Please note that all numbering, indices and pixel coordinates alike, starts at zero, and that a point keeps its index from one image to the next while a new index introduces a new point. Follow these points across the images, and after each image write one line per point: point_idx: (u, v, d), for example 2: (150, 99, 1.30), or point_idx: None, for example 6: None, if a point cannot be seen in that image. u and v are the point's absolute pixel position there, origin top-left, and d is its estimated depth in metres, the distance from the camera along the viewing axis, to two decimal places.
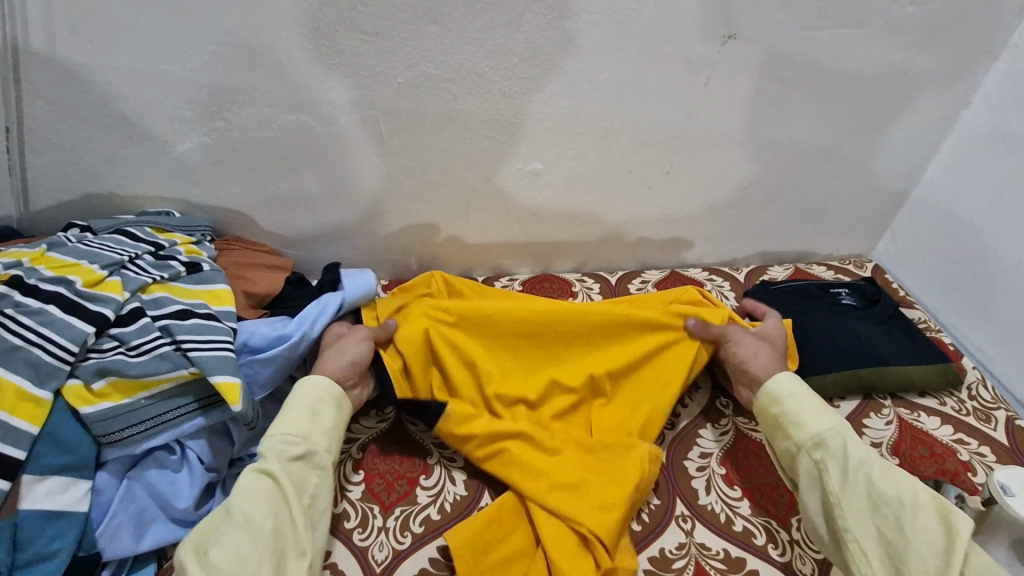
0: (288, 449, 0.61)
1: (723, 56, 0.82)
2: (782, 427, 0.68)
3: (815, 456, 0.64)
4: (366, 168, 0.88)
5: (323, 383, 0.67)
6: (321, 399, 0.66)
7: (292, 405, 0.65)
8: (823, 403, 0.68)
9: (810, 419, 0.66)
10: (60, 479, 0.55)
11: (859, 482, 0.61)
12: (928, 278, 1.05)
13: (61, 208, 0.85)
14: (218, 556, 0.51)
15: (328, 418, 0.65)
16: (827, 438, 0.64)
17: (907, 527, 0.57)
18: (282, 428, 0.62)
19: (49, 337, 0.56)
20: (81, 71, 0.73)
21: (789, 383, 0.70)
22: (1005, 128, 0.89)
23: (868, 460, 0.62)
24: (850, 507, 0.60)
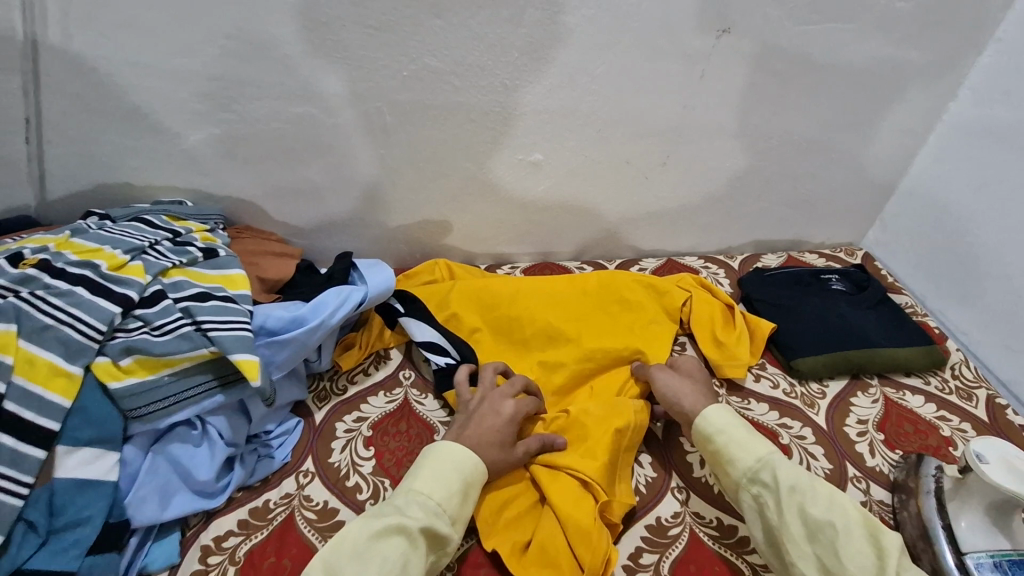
0: (434, 521, 0.58)
1: (717, 49, 0.85)
2: (719, 463, 0.68)
3: (753, 492, 0.64)
4: (372, 159, 0.91)
5: (480, 468, 0.65)
6: (472, 483, 0.64)
7: (446, 474, 0.62)
8: (754, 431, 0.69)
9: (742, 452, 0.66)
10: (91, 450, 0.58)
11: (793, 514, 0.61)
12: (916, 265, 1.08)
13: (77, 198, 0.88)
14: None
15: (469, 505, 0.63)
16: (758, 471, 0.64)
17: (844, 556, 0.57)
18: (433, 496, 0.60)
19: (78, 316, 0.59)
20: (97, 64, 0.75)
21: (719, 412, 0.70)
22: (989, 119, 0.93)
23: (801, 488, 0.62)
24: (790, 539, 0.60)
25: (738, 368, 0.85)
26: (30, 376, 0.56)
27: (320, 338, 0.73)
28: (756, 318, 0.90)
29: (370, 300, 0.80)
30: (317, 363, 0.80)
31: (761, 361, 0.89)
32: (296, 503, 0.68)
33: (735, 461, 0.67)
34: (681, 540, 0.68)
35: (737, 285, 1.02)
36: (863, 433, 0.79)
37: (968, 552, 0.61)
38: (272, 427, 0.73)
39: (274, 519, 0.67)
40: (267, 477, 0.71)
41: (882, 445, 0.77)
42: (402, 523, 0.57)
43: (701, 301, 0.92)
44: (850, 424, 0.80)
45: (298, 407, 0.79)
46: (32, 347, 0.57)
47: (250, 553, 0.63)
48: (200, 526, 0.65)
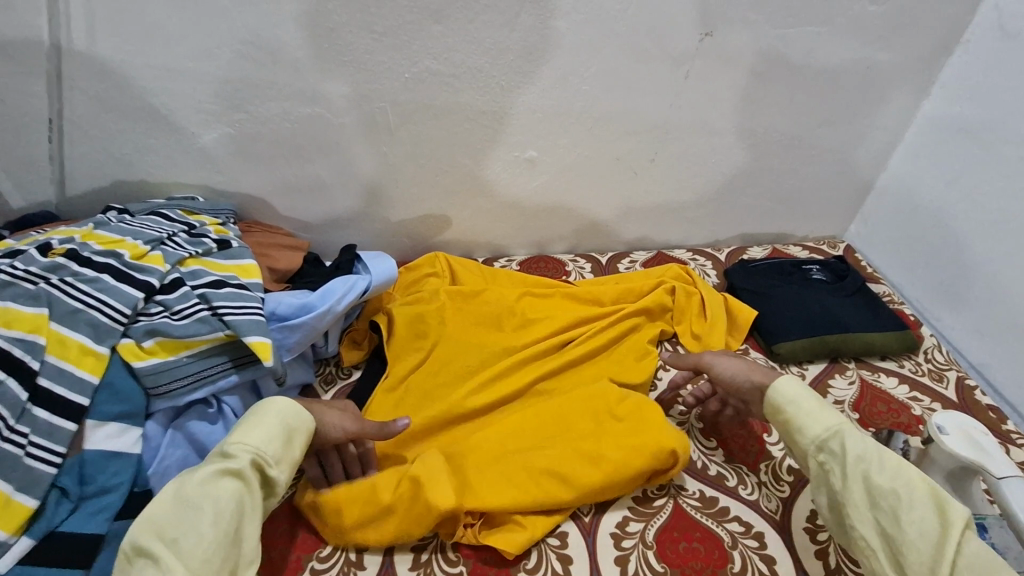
0: (260, 462, 0.58)
1: (701, 51, 0.90)
2: (787, 430, 0.68)
3: (819, 459, 0.64)
4: (375, 157, 0.96)
5: (301, 412, 0.64)
6: (297, 418, 0.64)
7: (262, 419, 0.61)
8: (825, 401, 0.67)
9: (812, 421, 0.65)
10: (117, 425, 0.63)
11: (859, 482, 0.60)
12: (894, 256, 1.13)
13: (96, 195, 0.92)
14: (189, 550, 0.51)
15: (296, 447, 0.63)
16: (828, 440, 0.63)
17: (906, 523, 0.57)
18: (253, 441, 0.59)
19: (105, 301, 0.63)
20: (118, 67, 0.80)
21: (791, 384, 0.68)
22: (960, 116, 0.97)
23: (868, 457, 0.61)
24: (853, 505, 0.60)
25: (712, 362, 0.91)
26: (63, 356, 0.61)
27: (327, 324, 0.78)
28: (741, 306, 0.95)
29: (374, 288, 0.85)
30: (324, 348, 0.85)
31: (744, 347, 0.93)
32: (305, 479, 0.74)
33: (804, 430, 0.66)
34: (665, 510, 0.73)
35: (723, 277, 1.07)
36: (839, 412, 0.83)
37: None
38: None
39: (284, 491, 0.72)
40: None
41: (856, 423, 0.81)
42: (225, 467, 0.57)
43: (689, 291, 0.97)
44: (828, 404, 0.85)
45: (305, 390, 0.84)
46: (63, 329, 0.61)
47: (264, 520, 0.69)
48: None
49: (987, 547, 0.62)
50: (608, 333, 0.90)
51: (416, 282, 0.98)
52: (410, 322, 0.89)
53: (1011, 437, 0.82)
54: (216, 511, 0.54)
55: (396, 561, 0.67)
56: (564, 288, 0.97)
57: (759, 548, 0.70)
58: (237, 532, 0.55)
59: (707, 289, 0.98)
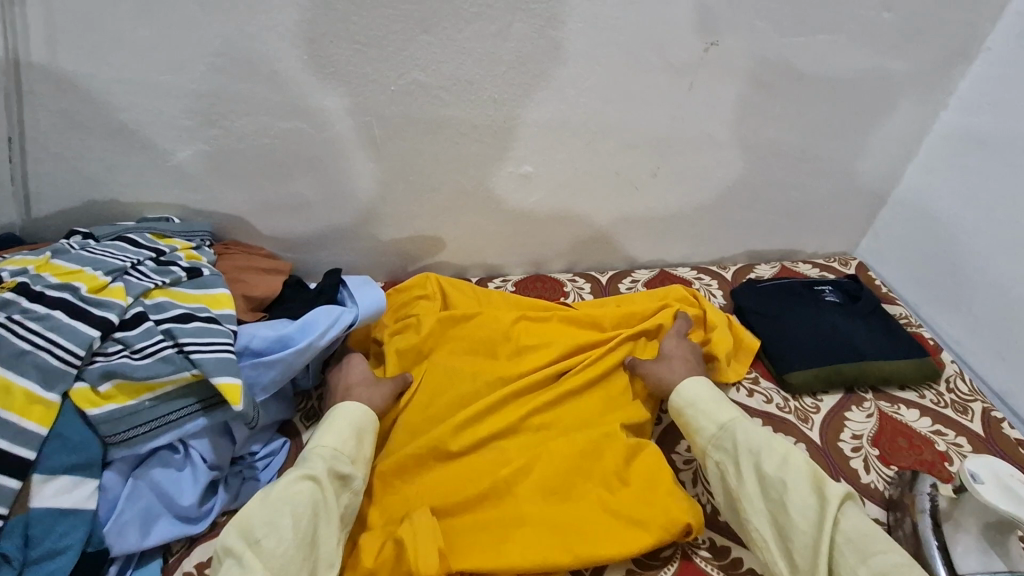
0: (336, 464, 0.65)
1: (706, 61, 0.85)
2: (689, 432, 0.73)
3: (716, 458, 0.69)
4: (361, 174, 0.91)
5: (368, 413, 0.72)
6: (362, 425, 0.71)
7: (335, 425, 0.69)
8: (723, 399, 0.74)
9: (707, 421, 0.71)
10: (69, 478, 0.57)
11: (749, 472, 0.65)
12: (909, 274, 1.07)
13: (63, 216, 0.87)
14: (270, 546, 0.56)
15: (367, 447, 0.70)
16: (720, 438, 0.69)
17: (791, 508, 0.61)
18: (328, 444, 0.67)
19: (56, 341, 0.58)
20: (83, 82, 0.75)
21: (694, 387, 0.75)
22: (981, 129, 0.92)
23: (759, 448, 0.66)
24: (746, 497, 0.64)
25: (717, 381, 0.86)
26: (6, 404, 0.55)
27: (309, 359, 0.72)
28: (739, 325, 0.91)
29: (361, 321, 0.79)
30: (303, 380, 0.80)
31: (754, 375, 0.87)
32: None
33: (702, 430, 0.72)
34: (673, 562, 0.67)
35: (730, 297, 1.01)
36: (857, 448, 0.78)
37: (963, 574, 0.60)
38: (257, 449, 0.72)
39: None
40: None
41: (876, 461, 0.76)
42: (305, 471, 0.62)
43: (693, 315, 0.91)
44: (844, 439, 0.79)
45: (284, 427, 0.78)
46: (9, 374, 0.56)
47: None
48: (182, 553, 0.64)
49: None
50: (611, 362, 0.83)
51: (405, 307, 0.91)
52: (402, 351, 0.83)
53: None
54: (295, 510, 0.59)
55: None
56: (561, 311, 0.91)
57: None
58: (312, 534, 0.59)
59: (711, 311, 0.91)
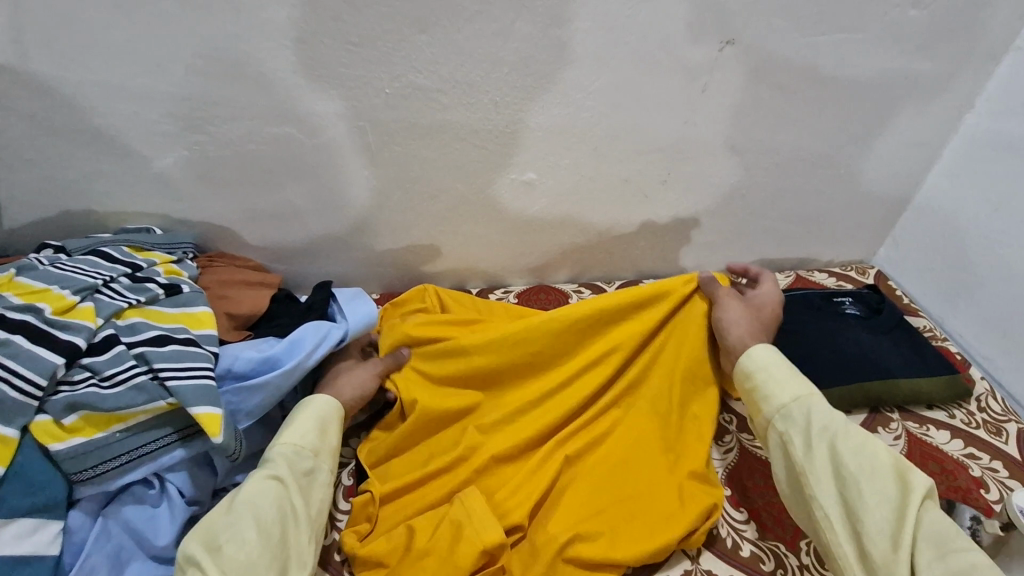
0: (298, 461, 0.61)
1: (721, 62, 0.80)
2: (755, 403, 0.68)
3: (781, 430, 0.64)
4: (354, 182, 0.85)
5: (332, 404, 0.67)
6: (326, 417, 0.66)
7: (298, 419, 0.64)
8: (796, 371, 0.68)
9: (779, 390, 0.66)
10: (30, 521, 0.52)
11: (822, 449, 0.60)
12: (931, 284, 1.02)
13: (37, 227, 0.82)
14: (232, 552, 0.51)
15: (333, 439, 0.66)
16: (791, 410, 0.64)
17: (865, 490, 0.56)
18: (289, 440, 0.62)
19: (15, 370, 0.52)
20: (54, 85, 0.70)
21: (766, 354, 0.69)
22: (1010, 132, 0.87)
23: (831, 426, 0.61)
24: (814, 475, 0.59)
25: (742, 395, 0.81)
26: None
27: (296, 382, 0.67)
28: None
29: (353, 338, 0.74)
30: (293, 403, 0.74)
31: None
32: None
33: (770, 401, 0.66)
34: None
35: None
36: None
37: None
38: (241, 479, 0.66)
39: None
40: None
41: None
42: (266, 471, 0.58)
43: None
44: None
45: None
46: None
47: None
48: None
49: None
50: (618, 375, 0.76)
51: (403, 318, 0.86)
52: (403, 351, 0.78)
53: None
54: (258, 514, 0.54)
55: None
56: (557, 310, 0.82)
57: None
58: (281, 535, 0.55)
59: None
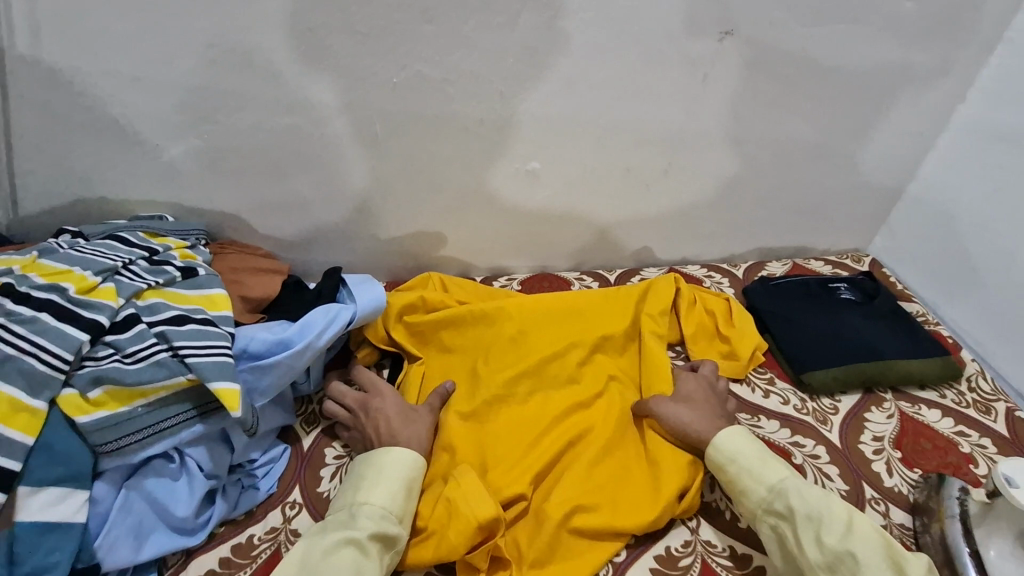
0: (383, 526, 0.60)
1: (720, 53, 0.82)
2: (734, 491, 0.67)
3: (770, 522, 0.63)
4: (360, 171, 0.87)
5: (419, 461, 0.67)
6: (413, 478, 0.65)
7: (383, 478, 0.64)
8: (767, 455, 0.68)
9: (754, 482, 0.65)
10: (57, 490, 0.54)
11: (811, 544, 0.59)
12: (925, 272, 1.05)
13: (51, 215, 0.83)
14: None
15: (414, 501, 0.65)
16: (772, 502, 0.64)
17: None
18: (377, 500, 0.62)
19: (42, 345, 0.54)
20: (69, 75, 0.71)
21: (732, 438, 0.69)
22: (1002, 122, 0.89)
23: (817, 515, 0.61)
24: (810, 570, 0.59)
25: (736, 368, 0.85)
26: None
27: (308, 362, 0.69)
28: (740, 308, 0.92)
29: (360, 319, 0.76)
30: (305, 385, 0.77)
31: (769, 375, 0.85)
32: (282, 539, 0.65)
33: (749, 491, 0.66)
34: (693, 571, 0.65)
35: (742, 295, 0.98)
36: (879, 450, 0.75)
37: None
38: (256, 455, 0.69)
39: (259, 556, 0.63)
40: (251, 510, 0.67)
41: (899, 465, 0.73)
42: (348, 536, 0.58)
43: (699, 317, 0.89)
44: (866, 441, 0.76)
45: (285, 432, 0.75)
46: None
47: None
48: (179, 566, 0.62)
49: None
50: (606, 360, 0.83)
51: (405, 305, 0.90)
52: (412, 332, 0.85)
53: None
54: None
55: None
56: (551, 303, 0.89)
57: None
58: None
59: (711, 306, 0.91)
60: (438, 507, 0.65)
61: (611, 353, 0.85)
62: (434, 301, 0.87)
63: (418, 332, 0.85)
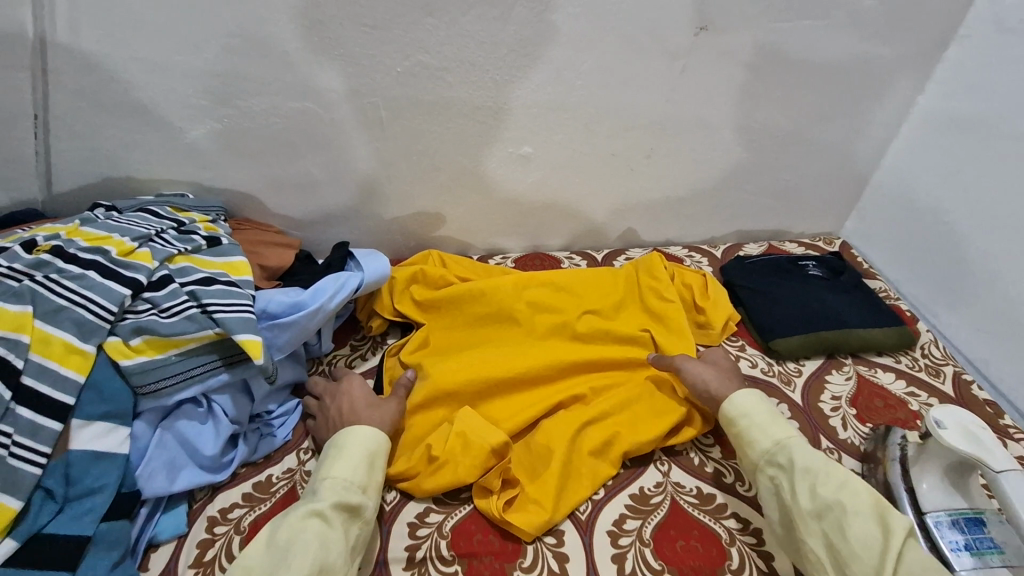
0: (345, 495, 0.62)
1: (697, 45, 0.90)
2: (740, 444, 0.71)
3: (769, 473, 0.67)
4: (365, 153, 0.95)
5: (379, 436, 0.69)
6: (375, 450, 0.67)
7: (346, 452, 0.66)
8: (778, 415, 0.71)
9: (760, 435, 0.69)
10: (103, 425, 0.61)
11: (804, 493, 0.63)
12: (890, 253, 1.12)
13: (82, 192, 0.91)
14: None
15: (379, 472, 0.67)
16: (775, 454, 0.67)
17: (848, 531, 0.59)
18: (339, 473, 0.64)
19: (90, 298, 0.62)
20: (103, 62, 0.79)
21: (742, 398, 0.72)
22: (958, 110, 0.97)
23: (814, 468, 0.64)
24: (799, 517, 0.62)
25: (709, 336, 0.93)
26: (47, 354, 0.59)
27: (320, 322, 0.77)
28: (717, 283, 0.99)
29: (366, 286, 0.84)
30: (317, 346, 0.85)
31: (741, 343, 0.93)
32: (297, 478, 0.73)
33: (754, 444, 0.69)
34: (663, 507, 0.72)
35: (719, 272, 1.06)
36: (836, 407, 0.83)
37: (927, 512, 0.65)
38: (273, 407, 0.77)
39: (276, 491, 0.71)
40: (269, 454, 0.75)
41: (853, 420, 0.81)
42: (311, 508, 0.60)
43: (680, 291, 0.96)
44: (825, 400, 0.84)
45: (298, 389, 0.83)
46: (48, 327, 0.60)
47: (254, 523, 0.68)
48: (206, 499, 0.69)
49: (985, 542, 0.62)
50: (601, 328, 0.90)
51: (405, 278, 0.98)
52: (411, 300, 0.92)
53: (1009, 432, 0.81)
54: (301, 556, 0.56)
55: (389, 561, 0.66)
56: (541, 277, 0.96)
57: (757, 544, 0.69)
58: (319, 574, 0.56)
59: (688, 279, 0.98)
60: (448, 441, 0.72)
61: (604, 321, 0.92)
62: (433, 272, 0.94)
63: (417, 298, 0.92)
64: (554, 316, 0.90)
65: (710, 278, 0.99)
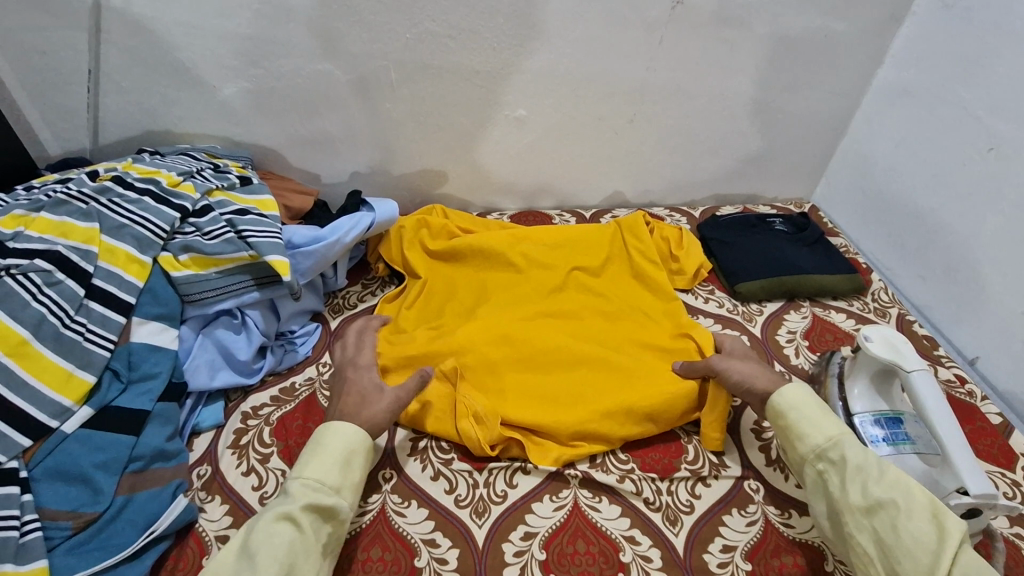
0: (315, 497, 0.60)
1: (674, 18, 0.99)
2: (789, 437, 0.69)
3: (819, 467, 0.66)
4: (376, 113, 1.05)
5: (359, 433, 0.66)
6: (353, 449, 0.64)
7: (321, 451, 0.63)
8: (829, 410, 0.69)
9: (813, 429, 0.67)
10: (157, 324, 0.74)
11: (856, 490, 0.61)
12: (853, 215, 1.23)
13: (126, 143, 1.02)
14: None
15: (357, 472, 0.64)
16: (828, 450, 0.65)
17: (900, 528, 0.58)
18: (311, 473, 0.61)
19: (147, 219, 0.74)
20: (149, 24, 0.89)
21: (794, 391, 0.70)
22: (910, 82, 1.07)
23: (868, 466, 0.62)
24: (847, 510, 0.61)
25: (682, 279, 1.03)
26: (112, 262, 0.71)
27: (337, 254, 0.88)
28: (692, 236, 1.10)
29: (377, 225, 0.94)
30: (332, 279, 0.96)
31: (711, 288, 1.04)
32: (317, 385, 0.83)
33: (806, 438, 0.68)
34: None
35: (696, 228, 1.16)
36: (791, 339, 0.94)
37: (855, 413, 0.76)
38: (295, 327, 0.89)
39: (299, 395, 0.82)
40: (293, 366, 0.86)
41: (804, 349, 0.92)
42: (281, 511, 0.58)
43: (660, 244, 1.05)
44: (781, 333, 0.96)
45: (316, 316, 0.95)
46: (112, 240, 0.72)
47: (281, 418, 0.78)
48: (240, 399, 0.81)
49: (900, 435, 0.72)
50: (581, 285, 0.99)
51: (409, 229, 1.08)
52: (416, 250, 1.02)
53: (941, 360, 0.93)
54: (270, 559, 0.55)
55: (396, 448, 0.77)
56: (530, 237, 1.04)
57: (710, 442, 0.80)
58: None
59: (667, 232, 1.07)
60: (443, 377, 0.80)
61: (588, 275, 1.01)
62: (435, 225, 1.04)
63: (422, 244, 1.03)
64: (546, 275, 0.99)
65: (688, 232, 1.09)
